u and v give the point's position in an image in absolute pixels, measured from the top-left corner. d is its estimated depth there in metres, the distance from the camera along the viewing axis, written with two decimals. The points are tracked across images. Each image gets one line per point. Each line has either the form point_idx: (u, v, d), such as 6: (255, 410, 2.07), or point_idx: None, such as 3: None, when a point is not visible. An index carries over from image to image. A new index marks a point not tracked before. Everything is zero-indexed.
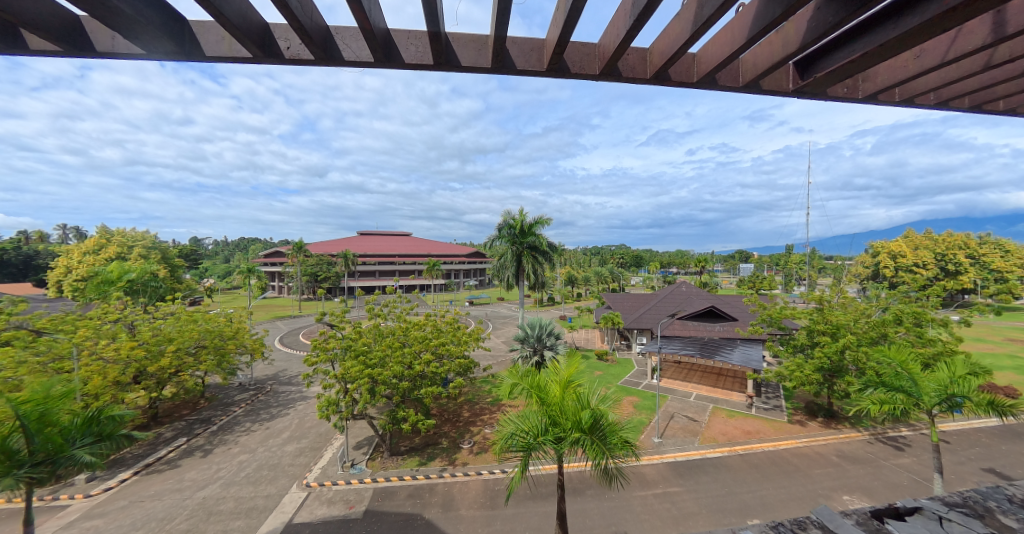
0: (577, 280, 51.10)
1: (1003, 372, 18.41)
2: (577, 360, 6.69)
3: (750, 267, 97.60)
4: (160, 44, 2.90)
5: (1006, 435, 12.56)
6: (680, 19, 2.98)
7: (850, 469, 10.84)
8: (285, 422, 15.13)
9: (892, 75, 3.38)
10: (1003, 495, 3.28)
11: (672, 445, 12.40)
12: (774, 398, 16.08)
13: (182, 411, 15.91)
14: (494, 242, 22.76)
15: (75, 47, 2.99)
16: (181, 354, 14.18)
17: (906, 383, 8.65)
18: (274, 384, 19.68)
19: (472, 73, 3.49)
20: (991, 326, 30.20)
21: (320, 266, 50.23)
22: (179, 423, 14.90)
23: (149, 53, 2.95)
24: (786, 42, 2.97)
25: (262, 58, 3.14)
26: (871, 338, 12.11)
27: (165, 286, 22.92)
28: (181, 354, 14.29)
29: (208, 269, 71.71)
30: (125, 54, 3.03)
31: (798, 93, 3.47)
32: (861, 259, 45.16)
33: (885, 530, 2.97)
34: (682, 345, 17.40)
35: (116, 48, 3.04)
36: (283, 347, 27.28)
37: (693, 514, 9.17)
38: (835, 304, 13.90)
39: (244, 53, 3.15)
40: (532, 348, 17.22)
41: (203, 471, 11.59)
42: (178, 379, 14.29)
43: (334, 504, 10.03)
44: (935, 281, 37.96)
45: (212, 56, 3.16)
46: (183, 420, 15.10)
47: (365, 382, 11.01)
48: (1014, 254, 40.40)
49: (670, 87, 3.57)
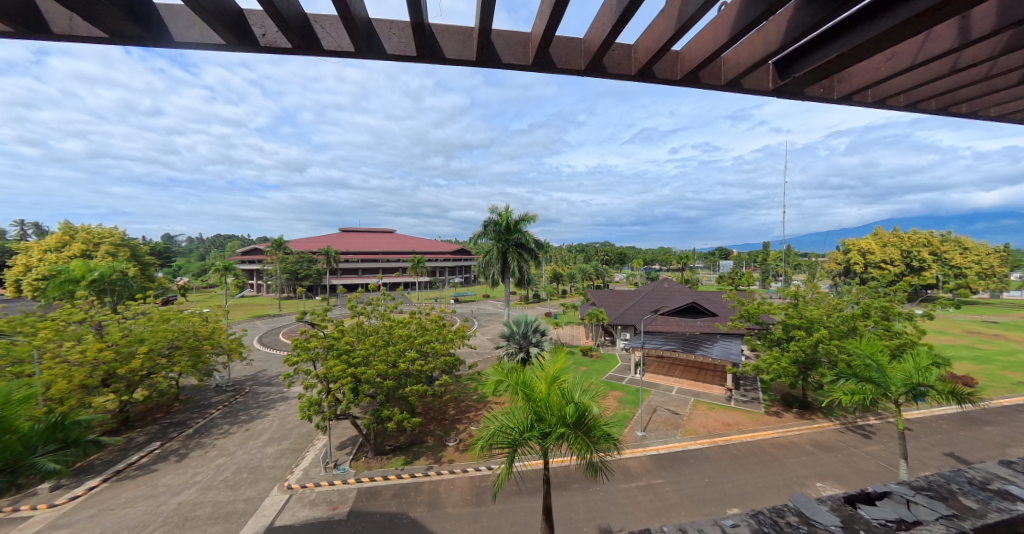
0: (562, 277, 51.94)
1: (962, 362, 19.47)
2: (562, 356, 6.82)
3: (727, 263, 100.20)
4: (125, 26, 2.82)
5: (964, 422, 13.29)
6: (664, 16, 3.05)
7: (823, 457, 11.33)
8: (265, 423, 14.87)
9: (865, 77, 3.54)
10: (963, 478, 3.44)
11: (655, 438, 12.67)
12: (752, 390, 16.58)
13: (154, 415, 15.40)
14: (479, 239, 22.69)
15: (29, 29, 2.84)
16: (154, 355, 13.70)
17: (874, 374, 9.00)
18: (254, 385, 19.22)
19: (457, 66, 3.48)
20: (950, 319, 31.85)
21: (300, 266, 49.83)
22: (152, 427, 14.41)
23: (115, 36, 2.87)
24: (768, 42, 3.06)
25: (236, 47, 3.07)
26: (842, 332, 12.56)
27: (135, 284, 21.99)
28: (155, 355, 13.89)
29: (183, 267, 68.70)
30: (86, 37, 2.94)
31: (777, 92, 3.61)
32: (834, 256, 46.94)
33: (856, 515, 3.13)
34: (664, 340, 17.73)
35: (76, 30, 2.95)
36: (263, 347, 26.75)
37: (676, 505, 9.42)
38: (809, 299, 14.43)
39: (215, 38, 3.09)
40: (518, 345, 17.26)
41: (179, 475, 11.32)
42: (150, 381, 13.88)
43: (317, 505, 9.92)
44: (901, 277, 39.83)
45: (184, 42, 3.06)
46: (156, 423, 14.68)
47: (348, 382, 10.87)
48: (974, 250, 42.61)
49: (654, 84, 3.65)
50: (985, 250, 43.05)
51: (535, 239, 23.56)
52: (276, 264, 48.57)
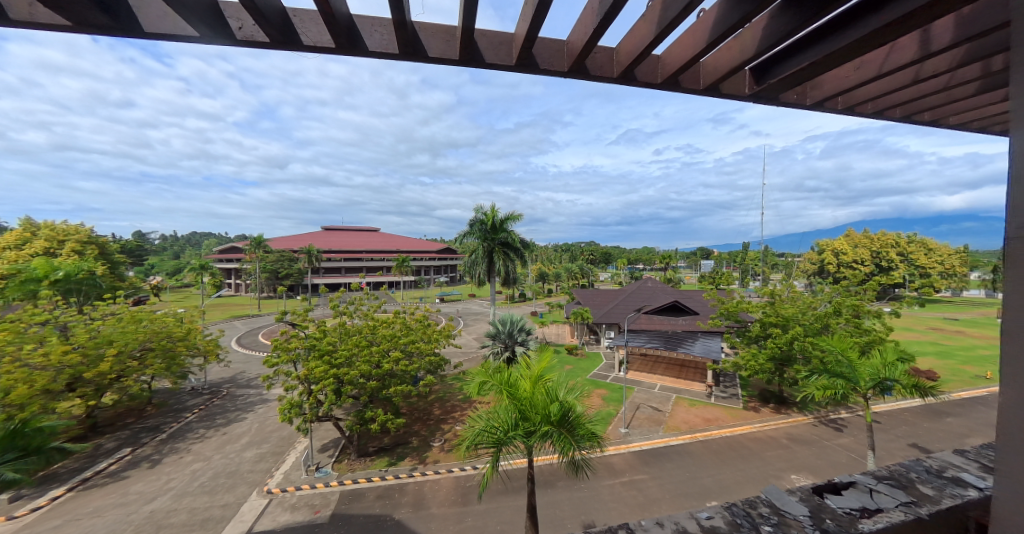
0: (548, 276, 52.27)
1: (926, 357, 20.43)
2: (547, 355, 6.90)
3: (709, 263, 102.37)
4: (92, 16, 2.74)
5: (928, 414, 13.96)
6: (645, 20, 3.12)
7: (798, 450, 11.73)
8: (244, 427, 14.54)
9: (836, 85, 3.69)
10: (922, 466, 3.62)
11: (638, 435, 12.90)
12: (732, 386, 17.02)
13: (125, 420, 14.90)
14: (465, 239, 22.64)
15: None
16: (124, 358, 13.26)
17: (846, 369, 9.38)
18: (232, 388, 18.77)
19: (440, 65, 3.49)
20: (916, 317, 33.31)
21: (280, 265, 48.80)
22: (123, 432, 13.95)
23: (81, 25, 2.79)
24: (744, 48, 3.17)
25: (211, 39, 3.00)
26: (816, 330, 13.02)
27: (103, 284, 21.11)
28: (125, 358, 13.46)
29: (156, 266, 66.23)
30: (49, 25, 2.86)
31: (753, 97, 3.74)
32: (808, 256, 48.49)
33: (823, 504, 3.28)
34: (648, 338, 18.04)
35: (38, 18, 2.85)
36: (242, 348, 26.12)
37: (659, 500, 9.62)
38: (785, 298, 14.89)
39: (189, 30, 3.01)
40: (503, 344, 17.30)
41: (151, 483, 10.98)
42: (121, 385, 13.48)
43: (298, 509, 9.78)
44: (871, 277, 41.41)
45: (155, 34, 2.96)
46: (127, 429, 14.20)
47: (330, 383, 10.72)
48: (938, 251, 44.65)
49: (636, 87, 3.73)
50: (949, 251, 45.17)
51: (521, 238, 23.62)
52: (255, 263, 47.39)
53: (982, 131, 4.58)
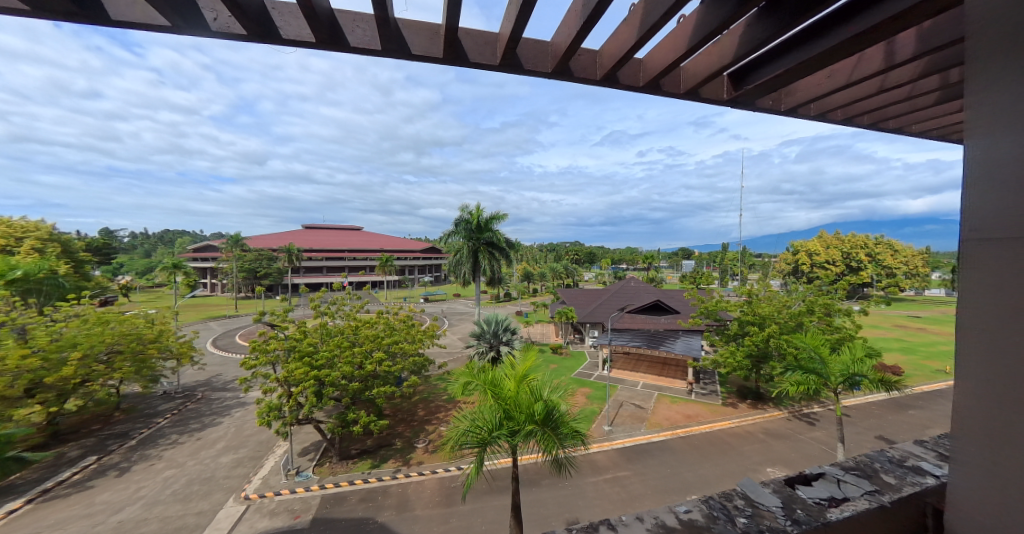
0: (533, 276, 52.53)
1: (892, 353, 21.42)
2: (531, 354, 7.01)
3: (690, 263, 104.52)
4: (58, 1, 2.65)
5: (894, 407, 14.65)
6: (627, 25, 3.21)
7: (774, 444, 12.14)
8: (220, 431, 14.17)
9: (809, 92, 3.86)
10: (886, 457, 3.82)
11: (621, 432, 13.12)
12: (711, 383, 17.46)
13: (91, 427, 14.33)
14: (449, 238, 22.56)
15: None
16: (89, 362, 12.74)
17: (818, 365, 9.76)
18: (207, 391, 18.26)
19: (424, 63, 3.51)
20: (884, 315, 34.83)
21: (258, 264, 47.59)
22: (88, 440, 13.41)
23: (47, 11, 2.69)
24: (723, 54, 3.30)
25: (186, 29, 2.94)
26: (790, 328, 13.49)
27: (67, 285, 20.17)
28: (91, 362, 12.93)
29: (125, 265, 63.62)
30: (11, 11, 2.74)
31: (731, 102, 3.88)
32: (784, 256, 50.07)
33: (795, 495, 3.43)
34: (631, 337, 18.34)
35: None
36: (217, 350, 25.39)
37: (641, 496, 9.82)
38: (762, 297, 15.36)
39: (162, 21, 2.94)
40: (488, 344, 17.32)
41: (119, 492, 10.60)
42: (86, 390, 12.94)
43: (278, 515, 9.60)
44: (842, 277, 43.07)
45: (121, 21, 2.85)
46: (92, 436, 13.65)
47: (311, 384, 10.54)
48: (904, 252, 46.77)
49: (619, 89, 3.82)
50: (913, 252, 47.36)
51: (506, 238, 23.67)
52: (232, 263, 46.07)
53: (941, 139, 4.86)
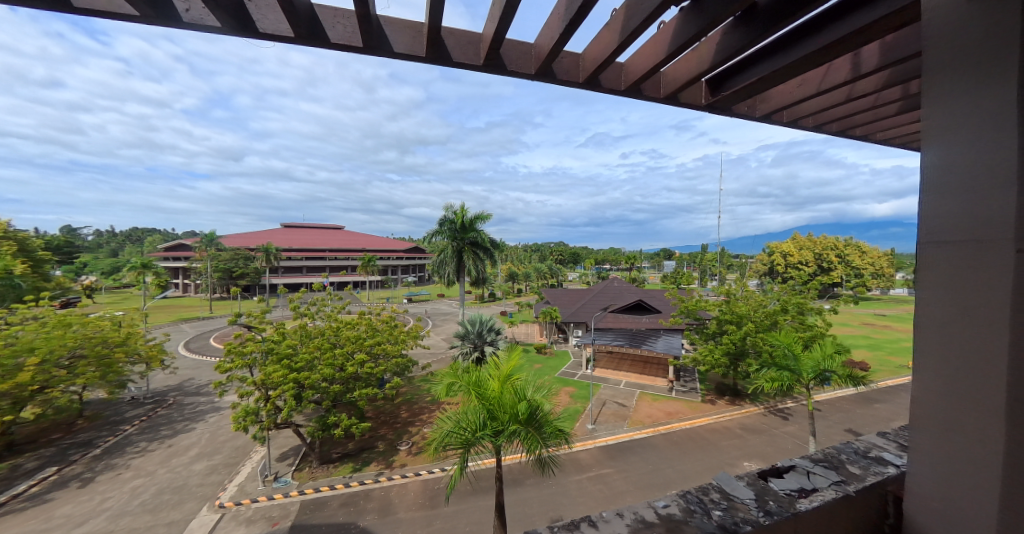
0: (517, 276, 52.70)
1: (859, 349, 22.40)
2: (515, 354, 7.03)
3: (671, 263, 106.66)
4: None
5: (861, 401, 15.31)
6: (609, 29, 3.29)
7: (750, 439, 12.53)
8: (193, 438, 13.74)
9: (782, 99, 4.03)
10: (852, 448, 4.01)
11: (604, 430, 13.31)
12: (691, 381, 17.89)
13: (51, 436, 13.68)
14: (433, 238, 22.44)
15: None
16: (49, 367, 12.13)
17: (791, 362, 10.11)
18: (179, 396, 17.68)
19: (406, 61, 3.50)
20: (853, 313, 36.35)
21: (235, 263, 46.22)
22: (48, 450, 12.82)
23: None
24: (701, 61, 3.42)
25: (157, 20, 2.85)
26: (766, 326, 13.93)
27: (26, 285, 19.13)
28: (50, 367, 12.30)
29: (91, 264, 60.78)
30: None
31: (709, 107, 4.02)
32: (760, 257, 51.61)
33: (767, 487, 3.58)
34: (613, 337, 18.60)
35: None
36: (190, 353, 24.58)
37: (623, 492, 9.99)
38: (739, 296, 15.81)
39: (130, 10, 2.83)
40: (472, 344, 17.30)
41: (81, 504, 10.17)
42: (46, 397, 12.31)
43: (255, 522, 9.38)
44: (814, 277, 44.73)
45: (84, 10, 2.74)
46: (53, 446, 13.05)
47: (290, 387, 10.30)
48: (871, 253, 48.90)
49: (601, 92, 3.90)
50: (880, 254, 49.57)
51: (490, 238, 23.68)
52: (206, 263, 44.61)
53: (903, 147, 5.13)
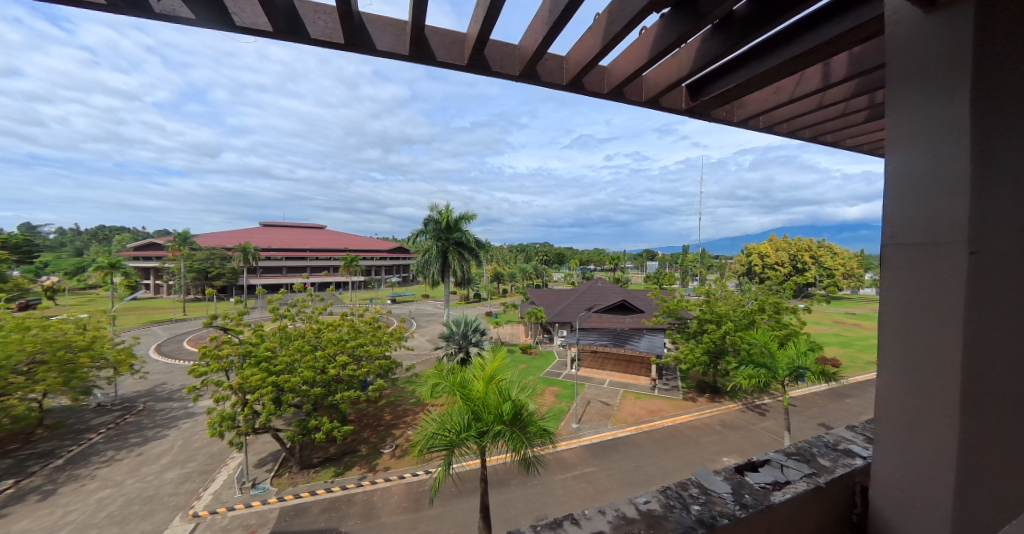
0: (502, 276, 52.73)
1: (832, 347, 23.25)
2: (500, 355, 7.05)
3: (653, 264, 108.46)
4: None
5: (833, 396, 15.90)
6: (592, 33, 3.36)
7: (729, 435, 12.87)
8: (164, 445, 13.29)
9: (757, 106, 4.18)
10: (823, 441, 4.18)
11: (588, 429, 13.46)
12: (673, 379, 18.24)
13: (7, 447, 13.02)
14: (418, 238, 22.26)
15: None
16: (6, 373, 11.52)
17: (767, 359, 10.41)
18: (150, 402, 17.06)
19: (389, 58, 3.49)
20: (825, 312, 37.65)
21: (211, 263, 44.82)
22: (4, 461, 12.21)
23: None
24: (681, 66, 3.53)
25: (127, 10, 2.76)
26: (744, 325, 14.31)
27: None
28: (8, 372, 11.70)
29: (54, 264, 57.94)
30: None
31: (689, 112, 4.14)
32: (738, 258, 52.96)
33: (743, 480, 3.70)
34: (597, 336, 18.81)
35: None
36: (161, 357, 23.73)
37: (607, 490, 10.13)
38: (718, 296, 16.19)
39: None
40: (457, 345, 17.22)
41: (40, 519, 9.72)
42: (2, 405, 11.68)
43: (231, 531, 9.14)
44: (790, 277, 46.17)
45: None
46: (10, 457, 12.43)
47: (268, 391, 10.03)
48: (843, 254, 50.79)
49: (584, 95, 3.98)
50: (851, 255, 51.51)
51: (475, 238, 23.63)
52: (179, 263, 43.13)
53: (871, 153, 5.38)
